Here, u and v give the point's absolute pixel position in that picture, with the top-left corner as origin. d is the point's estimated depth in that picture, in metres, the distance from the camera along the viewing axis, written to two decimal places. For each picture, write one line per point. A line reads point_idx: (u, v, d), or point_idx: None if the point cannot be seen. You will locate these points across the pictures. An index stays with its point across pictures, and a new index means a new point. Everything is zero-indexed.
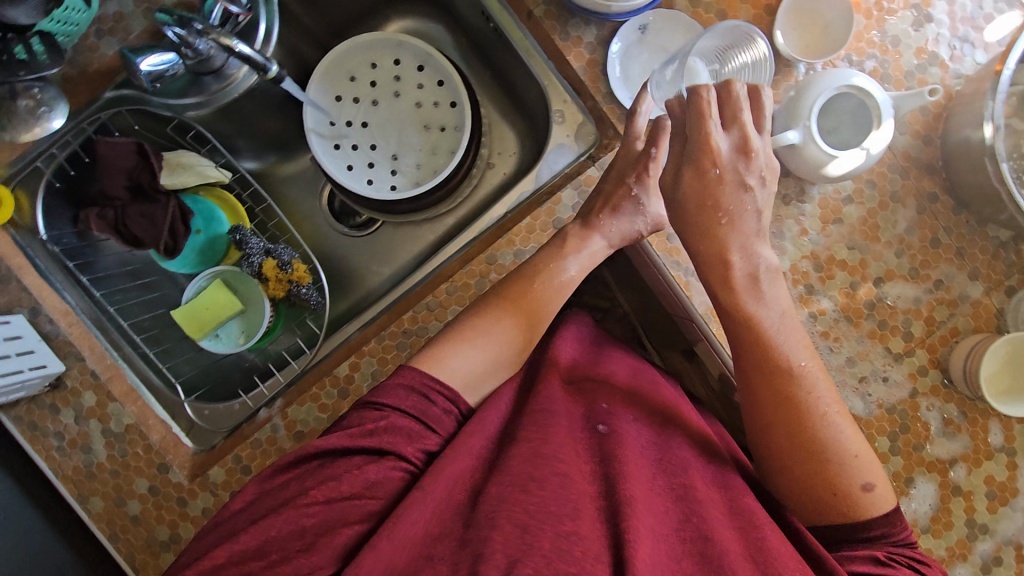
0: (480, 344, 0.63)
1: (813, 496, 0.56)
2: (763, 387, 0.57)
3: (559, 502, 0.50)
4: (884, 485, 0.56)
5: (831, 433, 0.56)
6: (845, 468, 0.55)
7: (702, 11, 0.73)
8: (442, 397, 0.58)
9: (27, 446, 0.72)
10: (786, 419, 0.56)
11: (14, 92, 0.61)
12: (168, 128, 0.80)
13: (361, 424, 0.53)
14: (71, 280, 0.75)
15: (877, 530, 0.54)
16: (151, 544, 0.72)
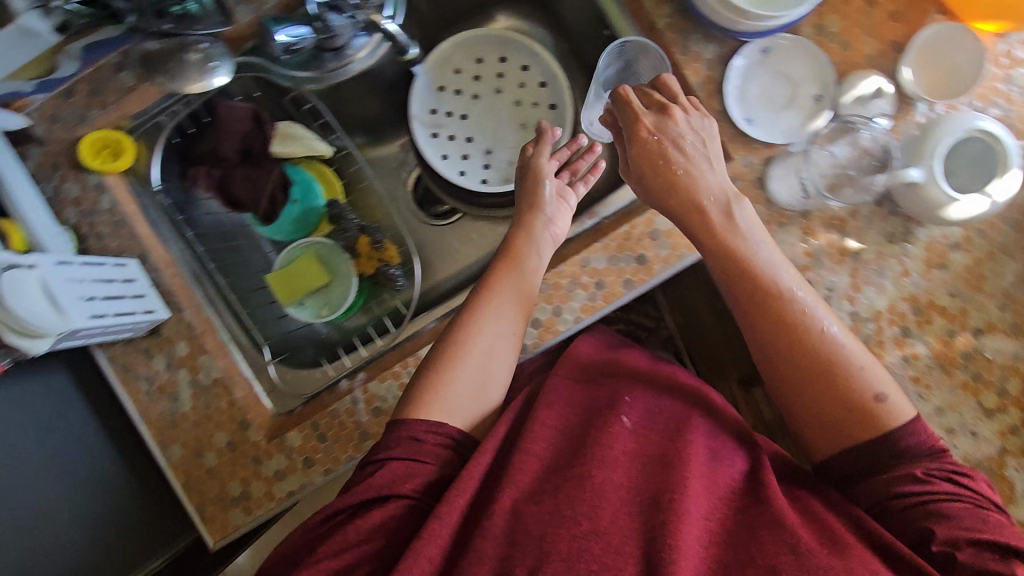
0: (469, 342, 0.64)
1: (834, 419, 0.57)
2: (756, 314, 0.61)
3: (570, 504, 0.51)
4: (897, 398, 0.57)
5: (830, 347, 0.58)
6: (851, 380, 0.57)
7: (825, 40, 0.72)
8: (441, 430, 0.59)
9: (119, 387, 0.75)
10: (785, 339, 0.59)
11: (184, 45, 0.64)
12: (284, 99, 0.82)
13: (361, 482, 0.56)
14: (176, 232, 0.77)
15: (905, 447, 0.55)
16: (222, 498, 0.74)
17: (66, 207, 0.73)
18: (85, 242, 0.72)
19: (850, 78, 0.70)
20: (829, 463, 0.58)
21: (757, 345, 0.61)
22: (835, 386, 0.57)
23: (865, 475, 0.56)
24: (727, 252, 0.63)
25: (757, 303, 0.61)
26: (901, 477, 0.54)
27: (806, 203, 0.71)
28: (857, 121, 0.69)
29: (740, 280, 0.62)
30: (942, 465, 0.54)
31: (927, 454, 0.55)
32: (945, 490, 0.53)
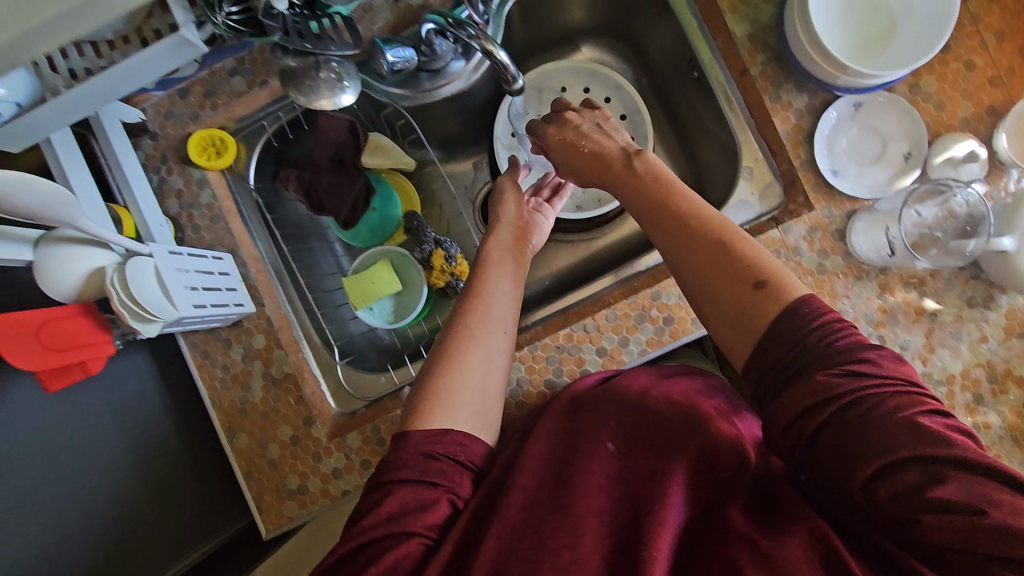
0: (470, 339, 0.63)
1: (752, 317, 0.51)
2: (664, 227, 0.59)
3: (554, 535, 0.50)
4: (790, 279, 0.52)
5: (735, 247, 0.54)
6: (744, 267, 0.53)
7: (920, 99, 0.72)
8: (445, 443, 0.56)
9: (195, 371, 0.78)
10: (690, 251, 0.56)
11: None
12: (381, 115, 0.86)
13: (368, 515, 0.52)
14: (265, 229, 0.82)
15: (803, 339, 0.48)
16: (280, 490, 0.76)
17: (170, 196, 0.78)
18: (182, 230, 0.77)
19: (943, 139, 0.71)
20: (748, 376, 0.51)
21: (673, 263, 0.58)
22: (718, 283, 0.54)
23: (774, 396, 0.48)
24: (670, 205, 0.59)
25: (676, 224, 0.58)
26: (811, 387, 0.46)
27: (888, 260, 0.71)
28: (953, 185, 0.69)
29: (659, 212, 0.60)
30: (853, 363, 0.46)
31: (817, 348, 0.47)
32: (836, 394, 0.45)
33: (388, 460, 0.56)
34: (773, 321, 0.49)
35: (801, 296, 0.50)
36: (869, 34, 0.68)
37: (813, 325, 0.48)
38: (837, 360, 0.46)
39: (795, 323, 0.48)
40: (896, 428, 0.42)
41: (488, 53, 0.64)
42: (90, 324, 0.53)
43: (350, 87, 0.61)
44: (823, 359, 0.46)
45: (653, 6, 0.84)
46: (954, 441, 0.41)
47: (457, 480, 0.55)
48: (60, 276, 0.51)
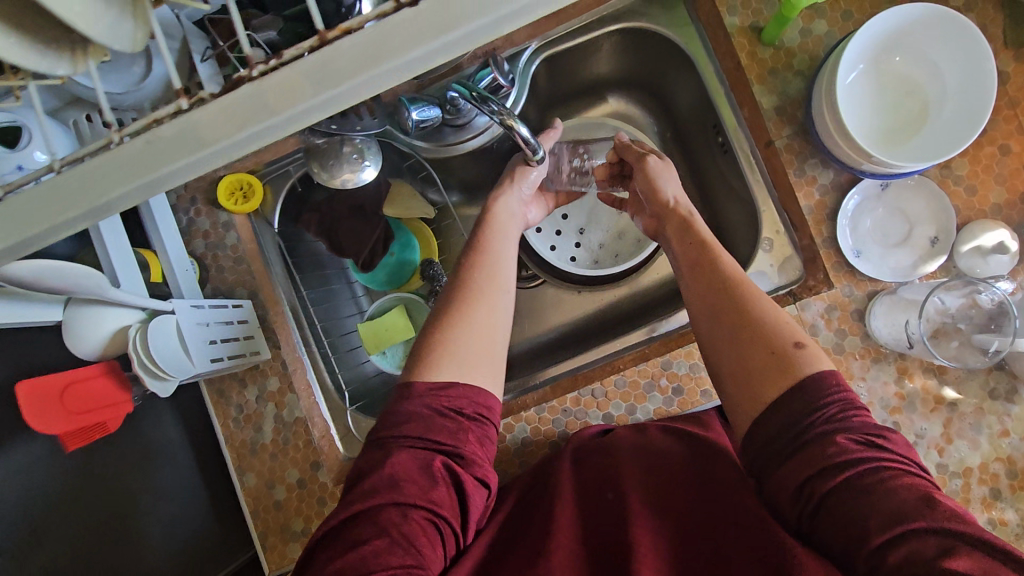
0: (479, 296, 0.63)
1: (763, 373, 0.53)
2: (699, 287, 0.62)
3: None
4: (817, 351, 0.54)
5: (760, 308, 0.57)
6: (773, 329, 0.55)
7: (950, 181, 0.71)
8: (450, 398, 0.55)
9: (210, 408, 0.81)
10: (720, 306, 0.59)
11: (343, 139, 0.67)
12: (404, 164, 0.88)
13: (372, 479, 0.50)
14: (285, 270, 0.84)
15: (819, 407, 0.49)
16: (284, 531, 0.77)
17: (197, 237, 0.82)
18: (206, 270, 0.81)
19: (971, 226, 0.69)
20: (750, 438, 0.52)
21: (702, 322, 0.61)
22: (744, 345, 0.56)
23: (778, 465, 0.49)
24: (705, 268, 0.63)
25: (711, 288, 0.61)
26: (824, 449, 0.47)
27: (907, 349, 0.69)
28: (980, 282, 0.67)
29: (696, 277, 0.64)
30: (866, 434, 0.48)
31: (832, 419, 0.49)
32: (849, 459, 0.46)
33: (397, 414, 0.54)
34: (787, 389, 0.51)
35: (823, 371, 0.51)
36: (897, 119, 0.67)
37: (833, 395, 0.50)
38: (853, 428, 0.48)
39: (809, 393, 0.50)
40: (910, 501, 0.43)
41: (509, 128, 0.63)
42: (111, 384, 0.59)
43: (372, 164, 0.69)
44: (840, 427, 0.48)
45: (681, 69, 0.83)
46: (961, 518, 0.42)
47: (460, 438, 0.53)
48: (85, 338, 0.57)
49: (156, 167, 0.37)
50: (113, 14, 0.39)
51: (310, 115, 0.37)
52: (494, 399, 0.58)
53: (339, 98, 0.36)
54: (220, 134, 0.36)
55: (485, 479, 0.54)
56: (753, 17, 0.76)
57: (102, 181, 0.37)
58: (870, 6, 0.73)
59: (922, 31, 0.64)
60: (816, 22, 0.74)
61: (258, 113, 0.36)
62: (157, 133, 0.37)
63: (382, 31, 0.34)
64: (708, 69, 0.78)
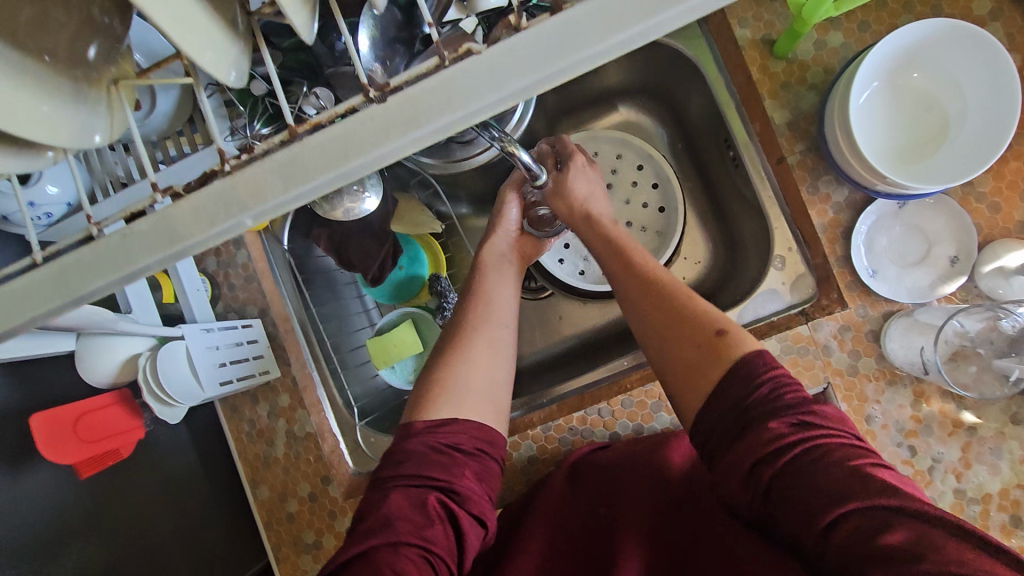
0: (478, 333, 0.65)
1: (693, 367, 0.53)
2: (628, 288, 0.63)
3: None
4: (742, 332, 0.53)
5: (681, 303, 0.58)
6: (695, 322, 0.55)
7: (972, 198, 0.68)
8: (446, 434, 0.56)
9: (224, 423, 0.82)
10: (649, 307, 0.59)
11: None
12: (412, 180, 0.89)
13: (367, 520, 0.50)
14: (294, 288, 0.85)
15: (750, 390, 0.48)
16: (297, 544, 0.79)
17: (208, 255, 0.84)
18: (218, 288, 0.83)
19: (996, 246, 0.66)
20: (697, 426, 0.51)
21: (637, 321, 0.61)
22: (678, 339, 0.55)
23: (726, 449, 0.48)
24: (632, 266, 0.63)
25: (642, 284, 0.61)
26: (760, 439, 0.45)
27: (923, 374, 0.67)
28: (1000, 308, 0.65)
29: (628, 277, 0.63)
30: (798, 414, 0.46)
31: (766, 398, 0.47)
32: (781, 446, 0.44)
33: (395, 456, 0.55)
34: (723, 372, 0.50)
35: (754, 349, 0.51)
36: (915, 137, 0.65)
37: (762, 376, 0.48)
38: (783, 410, 0.46)
39: (742, 377, 0.49)
40: (845, 480, 0.41)
41: (511, 155, 0.63)
42: (123, 410, 0.61)
43: (373, 192, 0.71)
44: (773, 407, 0.46)
45: (691, 80, 0.82)
46: (897, 492, 0.40)
47: (455, 474, 0.54)
48: (96, 366, 0.59)
49: (133, 261, 0.36)
50: (85, 115, 0.41)
51: (284, 208, 0.35)
52: (497, 436, 0.59)
53: (314, 191, 0.35)
54: (192, 230, 0.35)
55: (483, 515, 0.54)
56: (765, 28, 0.73)
57: (80, 275, 0.36)
58: (888, 17, 0.70)
59: (940, 49, 0.62)
60: (831, 34, 0.72)
61: (229, 209, 0.35)
62: (133, 229, 0.36)
63: (351, 126, 0.33)
64: (717, 80, 0.77)
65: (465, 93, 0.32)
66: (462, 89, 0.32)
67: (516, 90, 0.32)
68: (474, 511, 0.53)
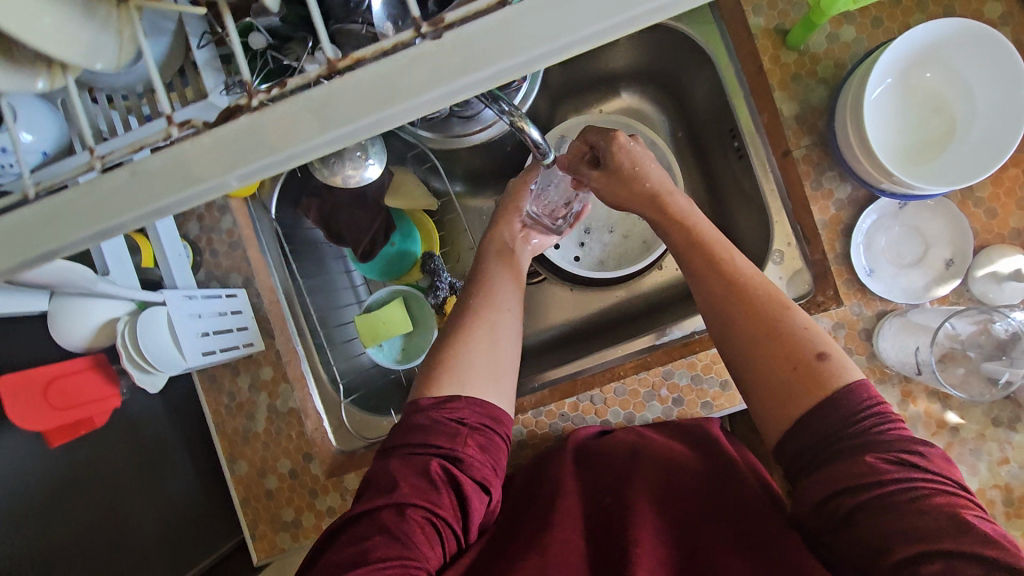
0: (478, 316, 0.62)
1: (785, 386, 0.50)
2: (709, 283, 0.58)
3: (558, 563, 0.49)
4: (845, 358, 0.50)
5: (780, 314, 0.53)
6: (794, 337, 0.52)
7: (970, 203, 0.69)
8: (454, 410, 0.54)
9: (202, 395, 0.79)
10: (740, 311, 0.55)
11: None
12: (409, 155, 0.86)
13: (375, 479, 0.51)
14: (282, 260, 0.82)
15: (855, 421, 0.47)
16: (274, 521, 0.77)
17: (191, 219, 0.80)
18: (200, 255, 0.79)
19: (989, 251, 0.67)
20: (784, 447, 0.50)
21: (717, 331, 0.57)
22: (767, 357, 0.52)
23: (813, 469, 0.47)
24: (714, 271, 0.58)
25: (726, 289, 0.57)
26: (854, 468, 0.44)
27: (915, 374, 0.67)
28: (995, 311, 0.65)
29: (704, 270, 0.59)
30: (901, 453, 0.44)
31: (866, 432, 0.46)
32: (879, 480, 0.43)
33: (404, 422, 0.54)
34: (822, 401, 0.48)
35: (853, 379, 0.49)
36: (923, 136, 0.65)
37: (865, 410, 0.47)
38: (886, 446, 0.45)
39: (842, 410, 0.47)
40: (943, 526, 0.40)
41: (520, 131, 0.61)
42: (98, 377, 0.57)
43: (375, 161, 0.68)
44: (874, 441, 0.45)
45: (699, 68, 0.80)
46: (998, 545, 0.39)
47: (458, 442, 0.52)
48: (74, 329, 0.55)
49: (146, 202, 0.34)
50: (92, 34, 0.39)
51: (315, 151, 0.33)
52: (501, 410, 0.57)
53: (348, 135, 0.33)
54: (212, 171, 0.33)
55: (487, 483, 0.53)
56: (778, 18, 0.73)
57: (80, 217, 0.35)
58: (901, 15, 0.70)
59: (955, 46, 0.61)
60: (844, 28, 0.71)
61: (256, 150, 0.33)
62: (144, 166, 0.34)
63: (392, 67, 0.31)
64: (727, 69, 0.76)
65: (526, 36, 0.29)
66: (522, 32, 0.29)
67: (584, 37, 0.30)
68: (477, 479, 0.52)
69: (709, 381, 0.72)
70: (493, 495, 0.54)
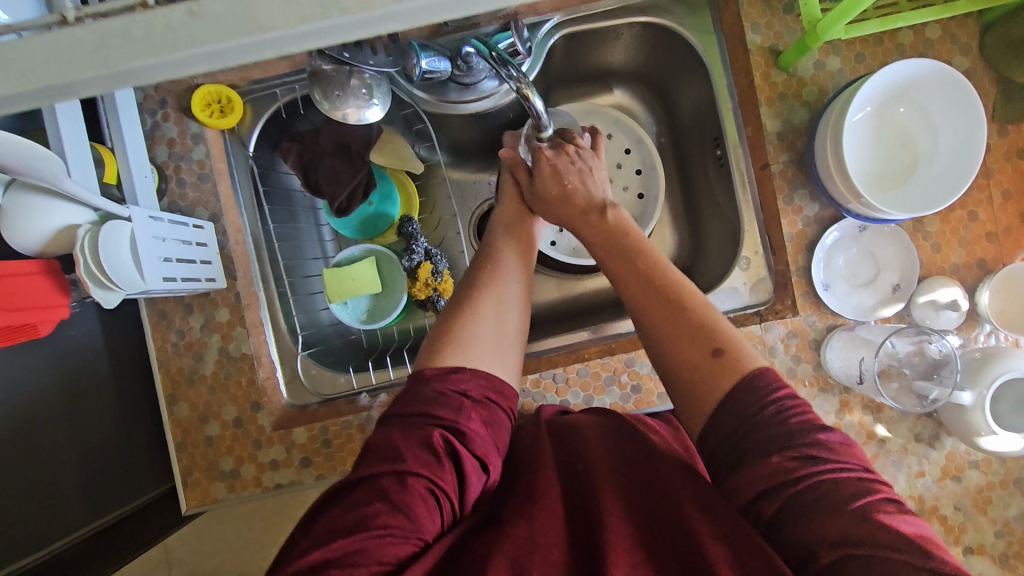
0: (488, 290, 0.62)
1: (690, 377, 0.53)
2: (633, 286, 0.60)
3: (547, 532, 0.46)
4: (743, 351, 0.52)
5: (687, 312, 0.56)
6: (699, 333, 0.54)
7: (920, 235, 0.75)
8: (457, 381, 0.53)
9: (149, 329, 0.75)
10: (653, 308, 0.58)
11: (351, 71, 0.65)
12: (402, 115, 0.84)
13: (374, 448, 0.49)
14: (254, 203, 0.79)
15: (760, 408, 0.48)
16: (211, 469, 0.74)
17: (160, 143, 0.76)
18: (166, 182, 0.75)
19: (932, 280, 0.73)
20: (706, 438, 0.51)
21: (639, 326, 0.59)
22: (679, 348, 0.54)
23: (731, 471, 0.48)
24: (641, 270, 0.61)
25: (651, 289, 0.59)
26: (763, 469, 0.45)
27: (856, 385, 0.71)
28: (931, 333, 0.70)
29: (632, 276, 0.61)
30: (805, 446, 0.45)
31: (770, 420, 0.47)
32: (785, 482, 0.44)
33: (407, 391, 0.53)
34: (725, 390, 0.50)
35: (755, 368, 0.50)
36: (890, 166, 0.70)
37: (768, 398, 0.48)
38: (792, 442, 0.45)
39: (746, 399, 0.49)
40: (855, 521, 0.40)
41: (526, 99, 0.62)
42: (48, 284, 0.52)
43: (378, 103, 0.67)
44: (781, 432, 0.46)
45: (692, 76, 0.84)
46: (913, 546, 0.39)
47: (462, 415, 0.51)
48: (28, 230, 0.50)
49: (196, 45, 0.31)
50: None
51: (386, 22, 0.32)
52: (502, 384, 0.56)
53: (421, 9, 0.31)
54: (277, 24, 0.30)
55: (486, 462, 0.51)
56: (774, 39, 0.77)
57: (121, 46, 0.31)
58: (882, 54, 0.75)
59: (930, 86, 0.67)
60: (831, 58, 0.76)
61: (324, 8, 0.30)
62: (204, 6, 0.30)
63: None
64: (721, 80, 0.79)
65: None
66: None
67: None
68: (478, 450, 0.50)
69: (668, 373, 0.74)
70: (491, 477, 0.52)
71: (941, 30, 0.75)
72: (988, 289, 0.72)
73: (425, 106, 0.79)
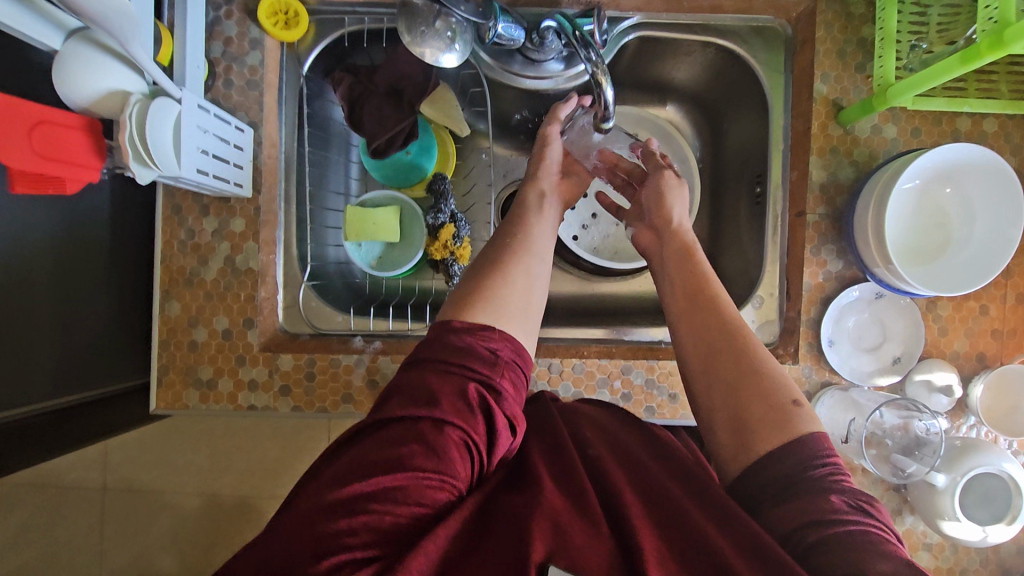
0: (517, 258, 0.62)
1: (749, 420, 0.51)
2: (697, 320, 0.60)
3: (576, 500, 0.47)
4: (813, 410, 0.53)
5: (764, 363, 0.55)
6: (773, 384, 0.53)
7: (931, 317, 0.76)
8: (488, 339, 0.53)
9: (158, 221, 0.73)
10: (724, 348, 0.57)
11: (438, 12, 0.64)
12: (463, 74, 0.83)
13: (404, 389, 0.49)
14: (294, 120, 0.78)
15: (820, 460, 0.48)
16: (188, 374, 0.72)
17: (215, 39, 0.73)
18: (213, 79, 0.72)
19: (932, 361, 0.74)
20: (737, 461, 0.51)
21: (696, 361, 0.58)
22: (748, 384, 0.53)
23: (774, 503, 0.48)
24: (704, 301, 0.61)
25: (720, 331, 0.58)
26: (818, 504, 0.45)
27: (839, 442, 0.74)
28: (923, 409, 0.70)
29: (696, 308, 0.61)
30: (856, 498, 0.46)
31: (825, 471, 0.47)
32: (838, 518, 0.44)
33: (439, 336, 0.53)
34: (787, 439, 0.49)
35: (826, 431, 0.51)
36: (922, 242, 0.72)
37: (825, 453, 0.49)
38: (844, 489, 0.47)
39: (801, 454, 0.48)
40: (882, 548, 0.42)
41: (598, 86, 0.65)
42: (87, 143, 0.50)
43: (457, 51, 0.67)
44: (834, 483, 0.47)
45: (752, 109, 0.84)
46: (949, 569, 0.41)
47: (494, 370, 0.51)
48: (78, 84, 0.49)
49: None
50: None
51: None
52: (527, 354, 0.56)
53: None
54: None
55: (514, 423, 0.51)
56: (840, 93, 0.77)
57: None
58: (937, 134, 0.76)
59: (976, 171, 0.69)
60: (889, 125, 0.77)
61: None
62: None
63: None
64: (779, 121, 0.80)
65: None
66: None
67: None
68: (509, 407, 0.51)
69: (661, 388, 0.74)
70: (516, 438, 0.53)
71: (997, 126, 0.76)
72: (982, 383, 0.73)
73: (484, 71, 0.78)
